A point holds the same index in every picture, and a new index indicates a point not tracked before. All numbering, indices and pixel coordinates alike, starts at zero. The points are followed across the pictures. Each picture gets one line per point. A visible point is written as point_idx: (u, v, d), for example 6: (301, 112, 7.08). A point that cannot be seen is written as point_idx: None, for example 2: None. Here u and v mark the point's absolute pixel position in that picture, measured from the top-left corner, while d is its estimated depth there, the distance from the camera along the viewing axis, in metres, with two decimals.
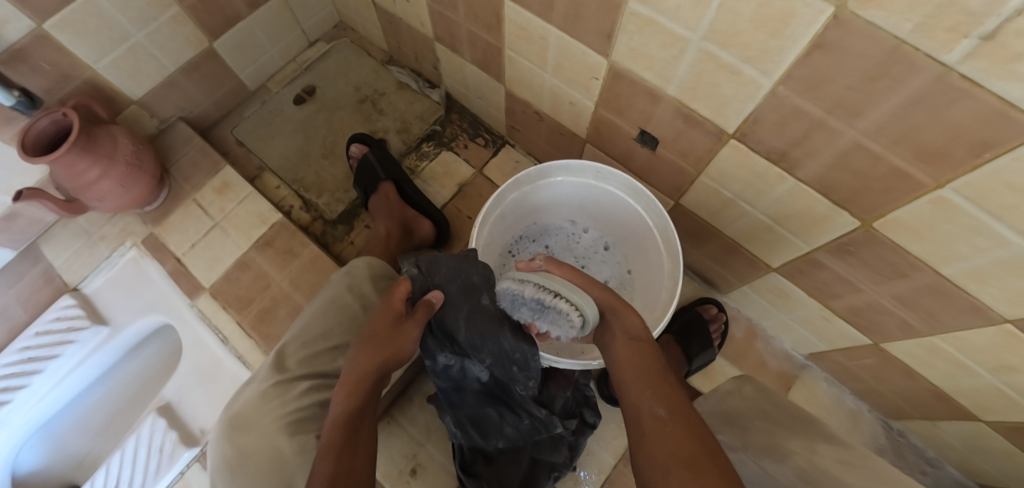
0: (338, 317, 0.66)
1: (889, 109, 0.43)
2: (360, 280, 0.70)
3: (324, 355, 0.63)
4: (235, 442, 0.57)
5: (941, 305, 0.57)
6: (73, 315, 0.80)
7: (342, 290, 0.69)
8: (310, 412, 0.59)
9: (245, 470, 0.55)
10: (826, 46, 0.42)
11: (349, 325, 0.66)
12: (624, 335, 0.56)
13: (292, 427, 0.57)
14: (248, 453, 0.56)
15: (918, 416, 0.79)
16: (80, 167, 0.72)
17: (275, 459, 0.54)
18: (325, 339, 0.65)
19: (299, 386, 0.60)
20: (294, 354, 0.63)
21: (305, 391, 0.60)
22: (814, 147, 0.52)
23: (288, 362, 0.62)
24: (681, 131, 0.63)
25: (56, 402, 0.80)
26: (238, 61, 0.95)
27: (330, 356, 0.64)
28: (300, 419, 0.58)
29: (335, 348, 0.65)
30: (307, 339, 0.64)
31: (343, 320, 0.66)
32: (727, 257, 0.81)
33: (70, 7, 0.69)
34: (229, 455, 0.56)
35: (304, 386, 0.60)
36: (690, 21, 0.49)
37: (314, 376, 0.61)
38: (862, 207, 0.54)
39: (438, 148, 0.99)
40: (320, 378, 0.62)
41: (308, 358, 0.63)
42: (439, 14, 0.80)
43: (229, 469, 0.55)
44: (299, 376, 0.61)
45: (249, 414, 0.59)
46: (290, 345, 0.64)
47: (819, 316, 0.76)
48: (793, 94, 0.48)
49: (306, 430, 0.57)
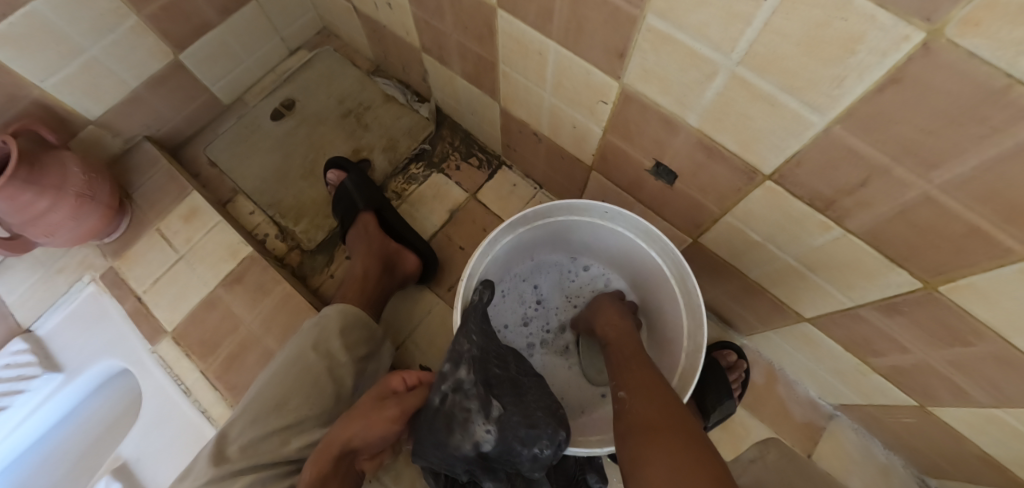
0: (296, 383, 0.60)
1: (978, 161, 0.33)
2: (327, 336, 0.64)
3: (273, 437, 0.57)
4: None
5: (1013, 380, 0.48)
6: (24, 361, 0.72)
7: (304, 349, 0.62)
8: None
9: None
10: (903, 81, 0.32)
11: (307, 395, 0.60)
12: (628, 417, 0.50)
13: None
14: None
15: (963, 480, 0.70)
16: (25, 199, 0.65)
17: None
18: (277, 415, 0.58)
19: (238, 482, 0.53)
20: (237, 439, 0.56)
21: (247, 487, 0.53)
22: (869, 197, 0.42)
23: (229, 449, 0.55)
24: (702, 165, 0.54)
25: (7, 455, 0.73)
26: (211, 73, 0.87)
27: (282, 436, 0.57)
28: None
29: (289, 425, 0.58)
30: (256, 416, 0.57)
31: (301, 387, 0.60)
32: (749, 299, 0.71)
33: (10, 19, 0.61)
34: None
35: (246, 481, 0.53)
36: (721, 42, 0.39)
37: (258, 467, 0.55)
38: (924, 266, 0.44)
39: (427, 169, 0.90)
40: (268, 468, 0.55)
41: (253, 443, 0.56)
42: (426, 23, 0.70)
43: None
44: (240, 469, 0.54)
45: None
46: (234, 426, 0.57)
47: (856, 370, 0.67)
48: (851, 134, 0.38)
49: None
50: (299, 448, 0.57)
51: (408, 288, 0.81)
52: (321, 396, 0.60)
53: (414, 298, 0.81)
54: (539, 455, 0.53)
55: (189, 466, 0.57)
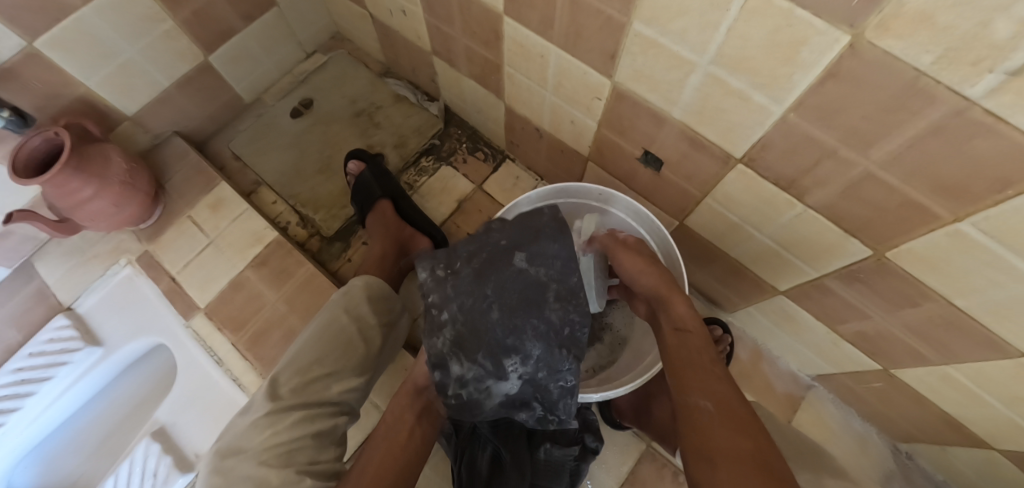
0: (333, 341, 0.65)
1: (905, 140, 0.41)
2: (356, 303, 0.70)
3: (318, 382, 0.62)
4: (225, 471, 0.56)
5: (955, 336, 0.55)
6: (68, 336, 0.79)
7: (337, 312, 0.68)
8: (303, 443, 0.57)
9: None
10: (840, 75, 0.40)
11: (344, 350, 0.65)
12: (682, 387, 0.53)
13: (282, 459, 0.56)
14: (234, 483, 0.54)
15: (928, 442, 0.77)
16: (73, 186, 0.71)
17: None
18: (320, 365, 0.63)
19: (291, 416, 0.58)
20: (287, 382, 0.61)
21: (298, 421, 0.58)
22: (824, 176, 0.50)
23: (281, 389, 0.60)
24: (686, 154, 0.62)
25: (48, 424, 0.80)
26: (234, 74, 0.94)
27: (324, 382, 0.63)
28: (291, 451, 0.56)
29: (330, 374, 0.63)
30: (301, 365, 0.62)
31: (338, 345, 0.65)
32: (732, 278, 0.79)
33: (61, 25, 0.67)
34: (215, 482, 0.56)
35: (297, 416, 0.58)
36: (697, 44, 0.47)
37: (307, 405, 0.60)
38: (874, 236, 0.52)
39: (436, 163, 0.98)
40: (315, 407, 0.60)
41: (301, 386, 0.61)
42: (438, 29, 0.78)
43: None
44: (291, 406, 0.59)
45: (241, 443, 0.57)
46: (283, 372, 0.62)
47: (827, 340, 0.74)
48: (805, 121, 0.46)
49: (293, 463, 0.56)
50: (338, 393, 0.63)
51: None
52: (356, 352, 0.66)
53: None
54: (566, 385, 0.58)
55: (246, 403, 0.62)
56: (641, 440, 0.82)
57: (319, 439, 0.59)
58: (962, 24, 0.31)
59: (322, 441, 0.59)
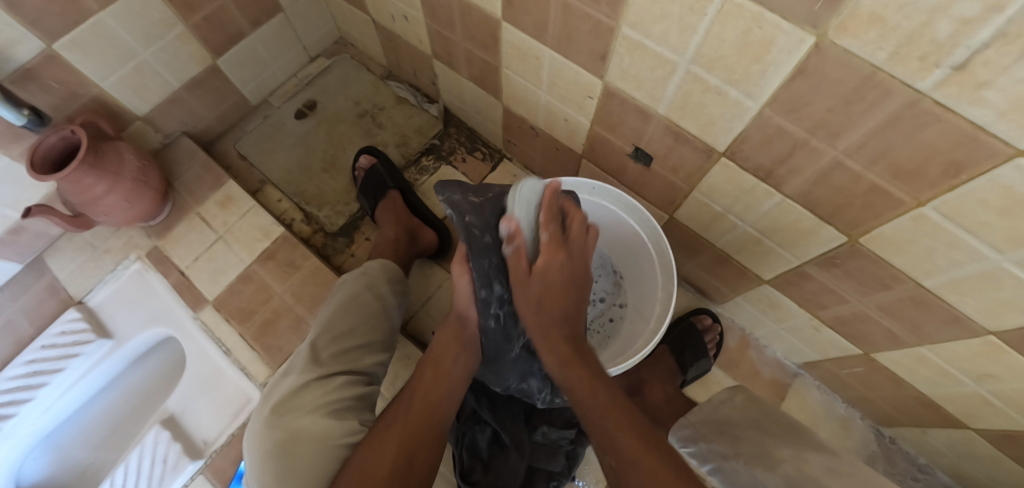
0: (361, 315, 0.70)
1: (868, 130, 0.45)
2: (376, 281, 0.76)
3: (354, 352, 0.66)
4: (281, 428, 0.56)
5: (925, 316, 0.59)
6: (78, 329, 0.82)
7: (361, 290, 0.73)
8: (350, 403, 0.60)
9: (292, 455, 0.54)
10: (806, 72, 0.44)
11: (373, 324, 0.71)
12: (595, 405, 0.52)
13: (336, 413, 0.58)
14: (294, 437, 0.55)
15: (908, 424, 0.80)
16: (89, 183, 0.74)
17: (324, 443, 0.54)
18: (353, 336, 0.68)
19: (336, 379, 0.61)
20: (327, 349, 0.65)
21: (342, 384, 0.61)
22: (798, 166, 0.54)
23: (322, 356, 0.64)
24: (672, 148, 0.66)
25: (59, 414, 0.83)
26: (241, 77, 0.97)
27: (359, 354, 0.67)
28: (342, 409, 0.59)
29: (363, 345, 0.68)
30: (337, 334, 0.67)
31: (366, 319, 0.70)
32: (719, 268, 0.82)
33: (80, 28, 0.71)
34: (272, 441, 0.56)
35: (341, 380, 0.62)
36: (678, 45, 0.51)
37: (348, 371, 0.64)
38: (846, 222, 0.56)
39: (436, 162, 1.02)
40: (353, 374, 0.64)
41: (340, 354, 0.65)
42: (438, 34, 0.82)
43: (275, 455, 0.54)
44: (334, 370, 0.63)
45: (291, 401, 0.59)
46: (320, 340, 0.66)
47: (809, 326, 0.78)
48: (777, 115, 0.50)
49: (348, 417, 0.58)
50: (372, 363, 0.67)
51: (423, 262, 0.93)
52: (382, 327, 0.72)
53: (426, 274, 0.93)
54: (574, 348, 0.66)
55: (283, 370, 0.65)
56: None
57: (362, 402, 0.62)
58: (906, 24, 0.35)
59: (364, 404, 0.62)
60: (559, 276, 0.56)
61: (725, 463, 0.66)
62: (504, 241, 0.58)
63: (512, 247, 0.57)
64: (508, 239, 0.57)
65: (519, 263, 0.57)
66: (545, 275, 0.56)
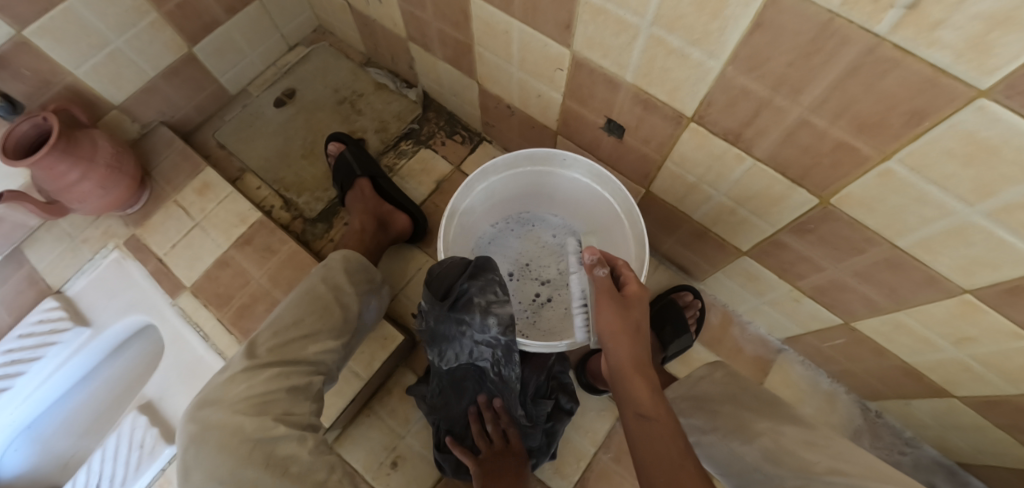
0: (309, 306, 0.70)
1: (829, 83, 0.44)
2: (334, 273, 0.75)
3: (295, 343, 0.67)
4: (201, 418, 0.58)
5: (899, 278, 0.58)
6: (56, 317, 0.82)
7: (315, 282, 0.73)
8: (278, 395, 0.61)
9: (210, 443, 0.56)
10: (764, 25, 0.43)
11: (321, 313, 0.70)
12: (633, 414, 0.52)
13: (257, 407, 0.59)
14: (210, 427, 0.57)
15: (893, 396, 0.79)
16: (61, 170, 0.73)
17: (236, 436, 0.56)
18: (297, 327, 0.68)
19: (266, 372, 0.62)
20: (265, 343, 0.65)
21: (272, 376, 0.62)
22: (764, 127, 0.53)
23: (259, 348, 0.65)
24: (642, 118, 0.65)
25: (38, 404, 0.83)
26: (219, 65, 0.97)
27: (302, 343, 0.67)
28: (267, 401, 0.60)
29: (307, 335, 0.68)
30: (279, 327, 0.67)
31: (314, 309, 0.70)
32: (698, 243, 0.82)
33: (50, 14, 0.70)
34: (193, 430, 0.58)
35: (271, 372, 0.62)
36: (639, 8, 0.51)
37: (284, 362, 0.64)
38: (815, 183, 0.55)
39: (415, 146, 1.01)
40: (291, 364, 0.64)
41: (278, 345, 0.65)
42: (411, 15, 0.81)
43: (191, 445, 0.57)
44: (268, 362, 0.63)
45: (218, 395, 0.61)
46: (260, 334, 0.66)
47: (789, 298, 0.77)
48: (740, 74, 0.50)
49: (270, 411, 0.59)
50: (315, 352, 0.67)
51: (402, 245, 0.93)
52: (332, 315, 0.71)
53: (406, 257, 0.93)
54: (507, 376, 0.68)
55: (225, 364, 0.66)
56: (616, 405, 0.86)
57: (294, 393, 0.63)
58: None
59: (297, 395, 0.63)
60: (643, 311, 0.58)
61: (704, 437, 0.67)
62: (592, 266, 0.59)
63: (603, 270, 0.59)
64: (595, 263, 0.60)
65: (608, 285, 0.59)
66: (633, 304, 0.58)
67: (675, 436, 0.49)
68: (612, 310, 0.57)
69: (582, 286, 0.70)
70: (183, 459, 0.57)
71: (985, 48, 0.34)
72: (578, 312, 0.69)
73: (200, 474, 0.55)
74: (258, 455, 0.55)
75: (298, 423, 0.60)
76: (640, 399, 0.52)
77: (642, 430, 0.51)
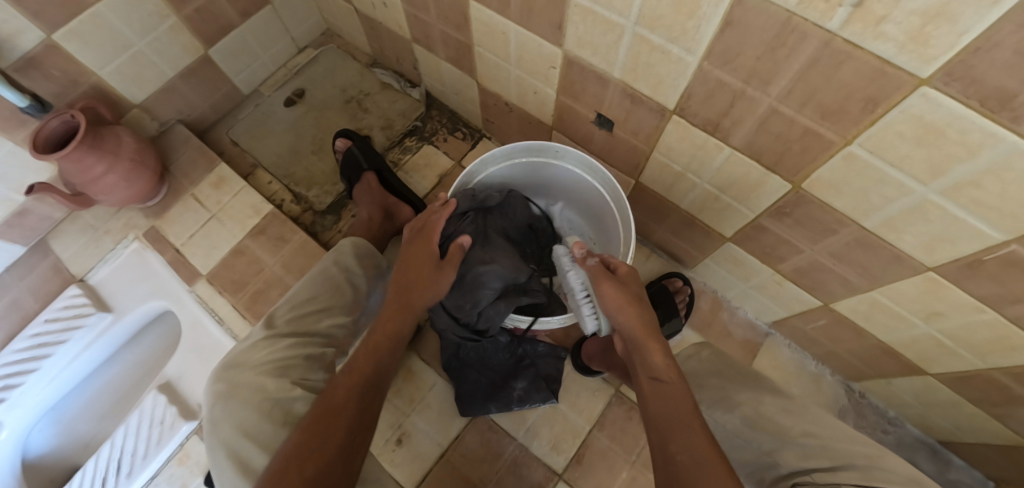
0: (323, 285, 0.75)
1: (793, 74, 0.49)
2: (344, 256, 0.80)
3: (310, 316, 0.71)
4: (228, 380, 0.64)
5: (870, 257, 0.63)
6: (82, 303, 0.87)
7: (328, 263, 0.78)
8: (294, 362, 0.65)
9: (238, 401, 0.61)
10: (734, 23, 0.48)
11: (333, 291, 0.75)
12: (648, 379, 0.57)
13: (278, 369, 0.63)
14: (234, 389, 0.62)
15: (874, 376, 0.84)
16: (89, 163, 0.79)
17: (258, 394, 0.61)
18: (311, 303, 0.73)
19: (284, 340, 0.67)
20: (283, 316, 0.70)
21: (289, 345, 0.66)
22: (740, 117, 0.58)
23: (278, 320, 0.70)
24: (630, 111, 0.70)
25: (64, 386, 0.88)
26: (233, 67, 1.03)
27: (316, 317, 0.72)
28: (285, 366, 0.64)
29: (320, 310, 0.72)
30: (296, 302, 0.72)
31: (327, 287, 0.75)
32: (687, 231, 0.86)
33: (79, 19, 0.76)
34: (219, 391, 0.63)
35: (289, 340, 0.67)
36: (622, 8, 0.55)
37: (299, 333, 0.69)
38: (788, 168, 0.60)
39: (419, 142, 1.06)
40: (307, 335, 0.69)
41: (295, 318, 0.70)
42: (415, 17, 0.86)
43: (219, 402, 0.62)
44: (285, 332, 0.68)
45: (241, 360, 0.66)
46: (279, 308, 0.71)
47: (773, 281, 0.81)
48: (716, 68, 0.54)
49: (287, 375, 0.63)
50: (328, 326, 0.72)
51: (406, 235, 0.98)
52: (343, 294, 0.76)
53: None
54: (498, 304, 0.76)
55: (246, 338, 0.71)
56: (610, 385, 0.90)
57: (310, 361, 0.67)
58: None
59: (312, 364, 0.67)
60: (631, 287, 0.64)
61: None
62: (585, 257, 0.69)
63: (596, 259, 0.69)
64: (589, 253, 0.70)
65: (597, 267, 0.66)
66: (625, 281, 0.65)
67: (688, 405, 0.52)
68: (610, 287, 0.63)
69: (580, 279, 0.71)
70: (211, 417, 0.62)
71: (923, 40, 0.38)
72: (582, 302, 0.70)
73: (228, 427, 0.59)
74: (279, 413, 0.60)
75: (314, 388, 0.65)
76: (658, 367, 0.57)
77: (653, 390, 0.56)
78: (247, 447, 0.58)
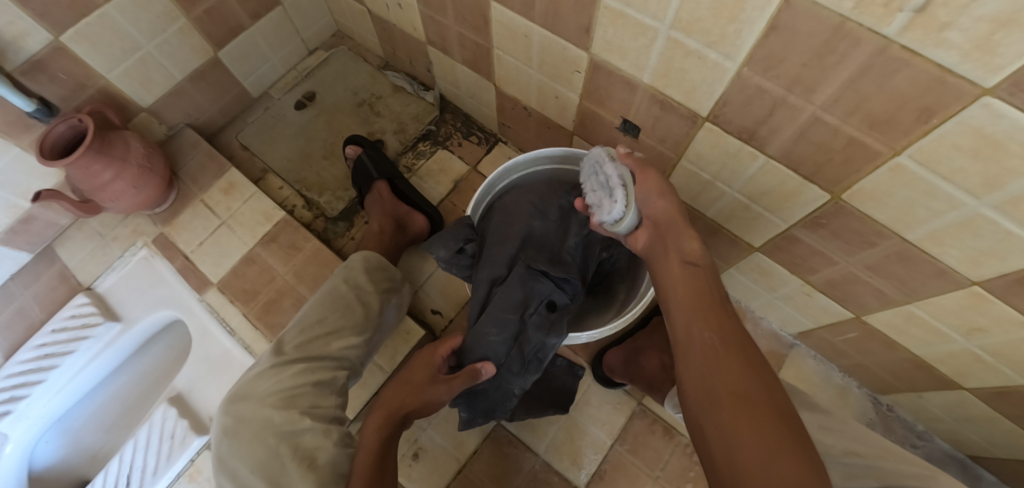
0: (331, 306, 0.73)
1: (841, 83, 0.47)
2: (355, 273, 0.78)
3: (318, 341, 0.69)
4: (235, 411, 0.63)
5: (910, 271, 0.60)
6: (88, 312, 0.85)
7: (337, 282, 0.76)
8: (304, 389, 0.64)
9: (243, 436, 0.60)
10: (780, 28, 0.46)
11: (343, 312, 0.73)
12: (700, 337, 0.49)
13: (286, 400, 0.62)
14: (242, 421, 0.61)
15: (904, 389, 0.81)
16: (96, 169, 0.76)
17: (266, 427, 0.60)
18: (320, 326, 0.71)
19: (293, 367, 0.65)
20: (292, 340, 0.69)
21: (297, 372, 0.65)
22: (779, 125, 0.56)
23: (287, 346, 0.68)
24: (658, 117, 0.68)
25: (70, 397, 0.86)
26: (242, 69, 1.00)
27: (326, 340, 0.70)
28: (294, 395, 0.63)
29: (331, 333, 0.71)
30: (305, 326, 0.70)
31: (336, 308, 0.73)
32: (711, 239, 0.84)
33: (86, 20, 0.73)
34: (227, 423, 0.62)
35: (297, 368, 0.65)
36: (657, 12, 0.53)
37: (308, 358, 0.67)
38: (828, 179, 0.57)
39: (433, 147, 1.04)
40: (316, 360, 0.68)
41: (305, 343, 0.69)
42: (431, 19, 0.84)
43: (228, 435, 0.61)
44: (294, 359, 0.67)
45: (250, 389, 0.64)
46: (288, 333, 0.70)
47: (801, 292, 0.79)
48: (756, 74, 0.52)
49: (296, 405, 0.62)
50: (339, 349, 0.70)
51: (419, 244, 0.96)
52: (353, 314, 0.73)
53: (426, 255, 0.96)
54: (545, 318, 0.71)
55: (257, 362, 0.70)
56: (632, 397, 0.88)
57: (320, 388, 0.66)
58: None
59: (322, 390, 0.66)
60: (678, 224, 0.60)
61: None
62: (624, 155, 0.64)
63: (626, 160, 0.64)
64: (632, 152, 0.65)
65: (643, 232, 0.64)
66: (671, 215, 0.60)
67: (741, 365, 0.45)
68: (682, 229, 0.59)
69: (620, 174, 0.63)
70: (220, 449, 0.61)
71: (991, 49, 0.36)
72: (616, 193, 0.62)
73: (238, 461, 0.59)
74: (286, 447, 0.59)
75: (323, 416, 0.63)
76: (691, 325, 0.51)
77: (686, 273, 0.56)
78: (256, 484, 0.57)
